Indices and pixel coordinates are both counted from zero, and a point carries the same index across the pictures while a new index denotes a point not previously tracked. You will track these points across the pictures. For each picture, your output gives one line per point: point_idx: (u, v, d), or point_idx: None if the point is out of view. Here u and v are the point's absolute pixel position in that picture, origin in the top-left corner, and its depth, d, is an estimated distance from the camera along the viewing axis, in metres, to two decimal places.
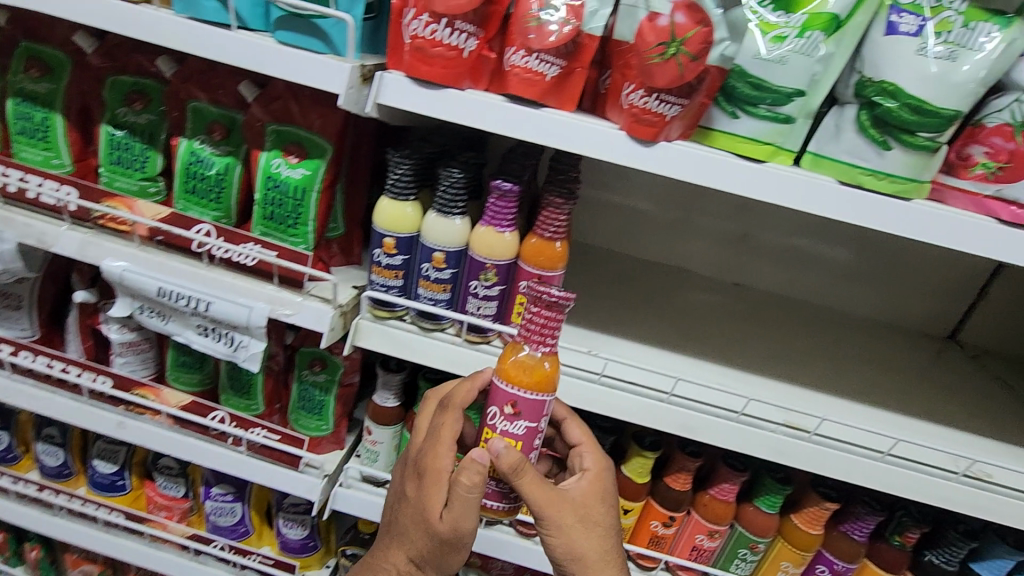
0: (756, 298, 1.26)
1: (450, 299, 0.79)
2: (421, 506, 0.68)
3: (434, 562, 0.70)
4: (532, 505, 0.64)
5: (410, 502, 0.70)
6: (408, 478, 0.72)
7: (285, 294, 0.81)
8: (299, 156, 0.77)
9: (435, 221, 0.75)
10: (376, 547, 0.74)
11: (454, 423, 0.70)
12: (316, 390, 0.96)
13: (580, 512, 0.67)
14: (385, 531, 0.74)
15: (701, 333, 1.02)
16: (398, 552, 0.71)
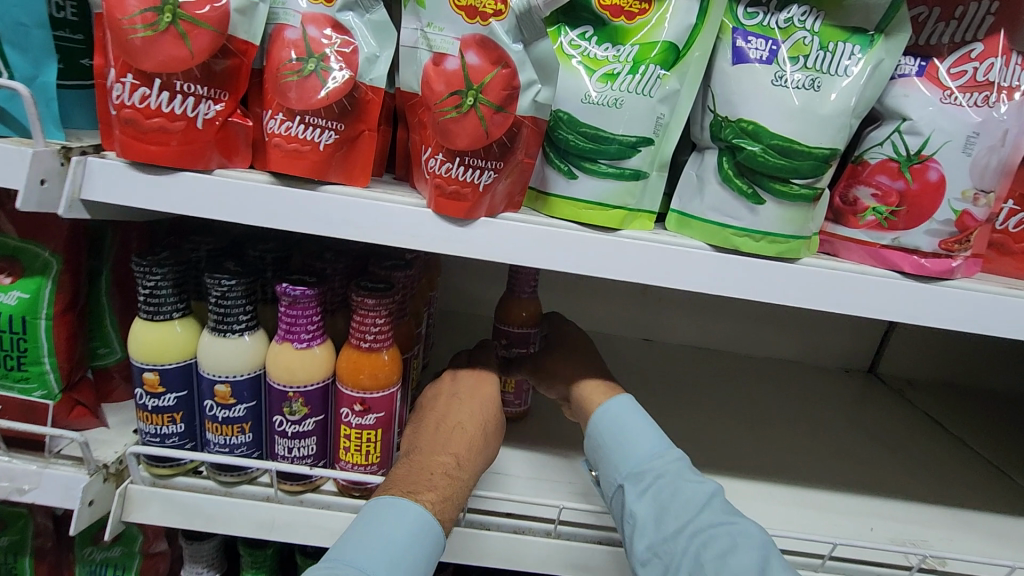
0: (668, 355, 1.14)
1: (252, 441, 0.59)
2: (473, 395, 0.63)
3: (484, 450, 0.60)
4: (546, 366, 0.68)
5: (463, 373, 0.66)
6: (443, 381, 0.66)
7: (17, 464, 0.57)
8: (12, 274, 0.56)
9: (211, 344, 0.55)
10: (419, 435, 0.59)
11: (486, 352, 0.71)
12: (108, 570, 0.72)
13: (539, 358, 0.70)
14: (420, 436, 0.59)
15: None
16: (454, 442, 0.57)
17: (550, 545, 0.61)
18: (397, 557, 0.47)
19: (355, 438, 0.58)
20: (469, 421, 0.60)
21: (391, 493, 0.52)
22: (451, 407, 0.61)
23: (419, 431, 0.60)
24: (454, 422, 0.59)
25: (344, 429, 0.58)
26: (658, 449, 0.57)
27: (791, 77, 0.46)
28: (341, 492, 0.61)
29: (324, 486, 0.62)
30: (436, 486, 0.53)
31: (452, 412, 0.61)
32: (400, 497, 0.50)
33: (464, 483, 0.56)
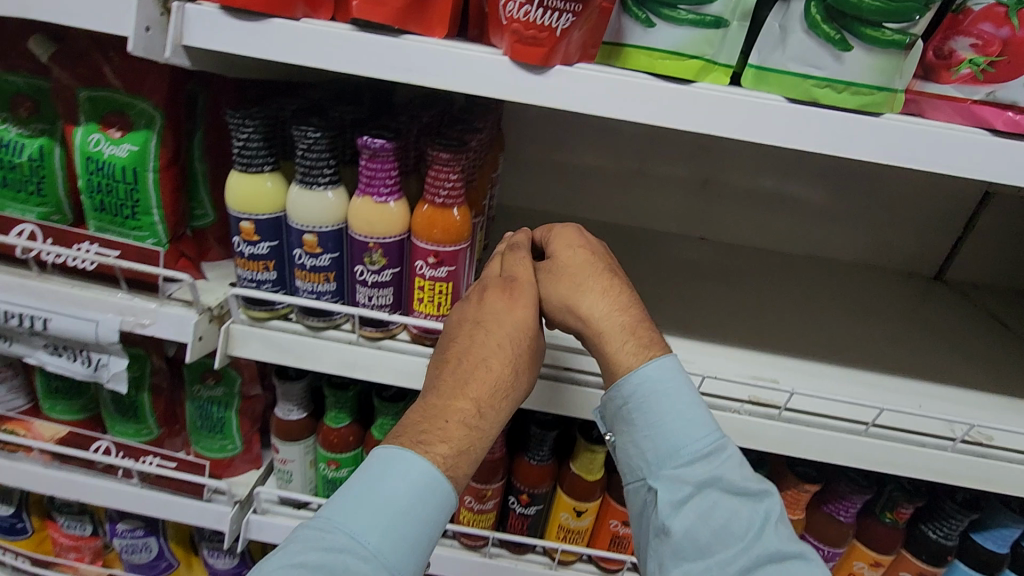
0: (723, 253, 1.12)
1: (336, 289, 0.65)
2: (495, 326, 0.56)
3: (508, 398, 0.54)
4: (550, 274, 0.59)
5: (491, 282, 0.60)
6: (471, 297, 0.59)
7: (139, 301, 0.66)
8: (122, 128, 0.62)
9: (299, 195, 0.60)
10: (443, 361, 0.55)
11: (511, 262, 0.61)
12: (214, 406, 0.83)
13: (547, 268, 0.60)
14: (445, 371, 0.54)
15: (656, 300, 0.88)
16: (475, 386, 0.53)
17: (603, 396, 0.65)
18: (404, 512, 0.47)
19: (429, 290, 0.63)
20: (489, 358, 0.54)
21: (399, 440, 0.50)
22: (477, 332, 0.55)
23: (445, 359, 0.55)
24: (479, 358, 0.54)
25: (418, 281, 0.63)
26: (699, 448, 0.54)
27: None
28: (415, 341, 0.68)
29: (399, 336, 0.68)
30: (450, 437, 0.50)
31: (483, 351, 0.54)
32: (406, 449, 0.49)
33: (483, 436, 0.52)
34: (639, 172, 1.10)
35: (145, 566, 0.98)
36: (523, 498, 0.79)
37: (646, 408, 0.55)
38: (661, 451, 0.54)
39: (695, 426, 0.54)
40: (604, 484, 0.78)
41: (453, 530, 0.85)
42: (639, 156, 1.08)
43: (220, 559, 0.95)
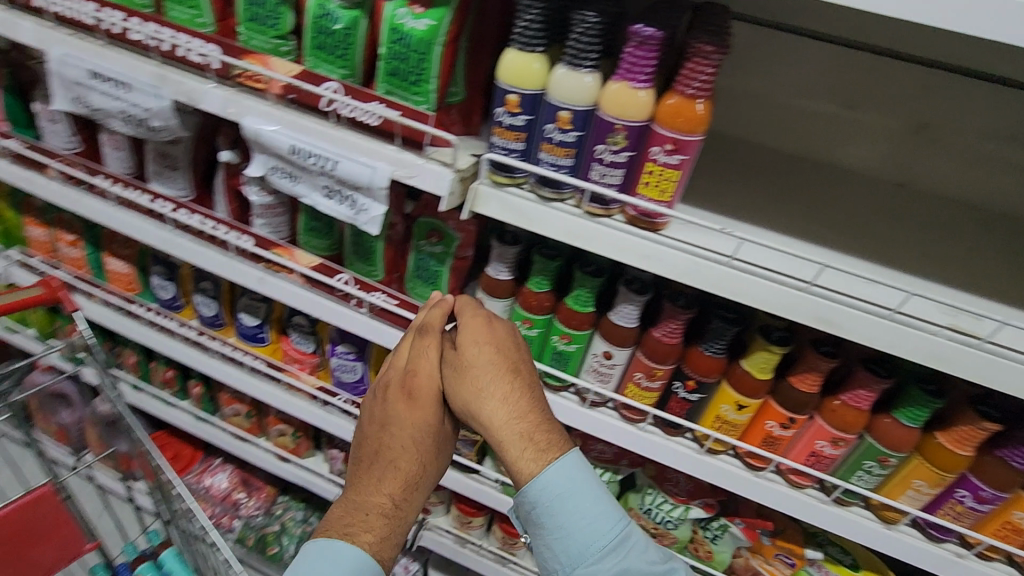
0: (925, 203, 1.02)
1: (573, 165, 0.74)
2: (402, 421, 0.80)
3: (410, 498, 0.80)
4: (455, 361, 0.79)
5: (391, 372, 0.83)
6: (380, 393, 0.83)
7: (406, 157, 0.81)
8: (424, 6, 0.75)
9: (563, 75, 0.69)
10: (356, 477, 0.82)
11: (429, 343, 0.82)
12: (433, 260, 0.98)
13: (457, 364, 0.79)
14: (371, 443, 0.81)
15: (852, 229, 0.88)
16: (390, 483, 0.79)
17: (801, 297, 0.70)
18: (352, 567, 0.75)
19: (657, 175, 0.70)
20: (387, 482, 0.79)
21: (330, 534, 0.78)
22: (387, 434, 0.81)
23: (374, 437, 0.81)
24: (389, 457, 0.80)
25: (650, 165, 0.70)
26: (591, 537, 0.76)
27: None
28: (630, 223, 0.76)
29: (614, 216, 0.77)
30: (373, 527, 0.78)
31: (381, 431, 0.81)
32: (336, 540, 0.77)
33: (402, 516, 0.80)
34: (836, 106, 1.03)
35: (349, 385, 1.21)
36: (689, 384, 0.87)
37: (581, 559, 0.76)
38: (565, 545, 0.77)
39: (569, 498, 0.76)
40: (769, 387, 0.84)
41: (614, 403, 0.97)
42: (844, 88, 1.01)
43: None
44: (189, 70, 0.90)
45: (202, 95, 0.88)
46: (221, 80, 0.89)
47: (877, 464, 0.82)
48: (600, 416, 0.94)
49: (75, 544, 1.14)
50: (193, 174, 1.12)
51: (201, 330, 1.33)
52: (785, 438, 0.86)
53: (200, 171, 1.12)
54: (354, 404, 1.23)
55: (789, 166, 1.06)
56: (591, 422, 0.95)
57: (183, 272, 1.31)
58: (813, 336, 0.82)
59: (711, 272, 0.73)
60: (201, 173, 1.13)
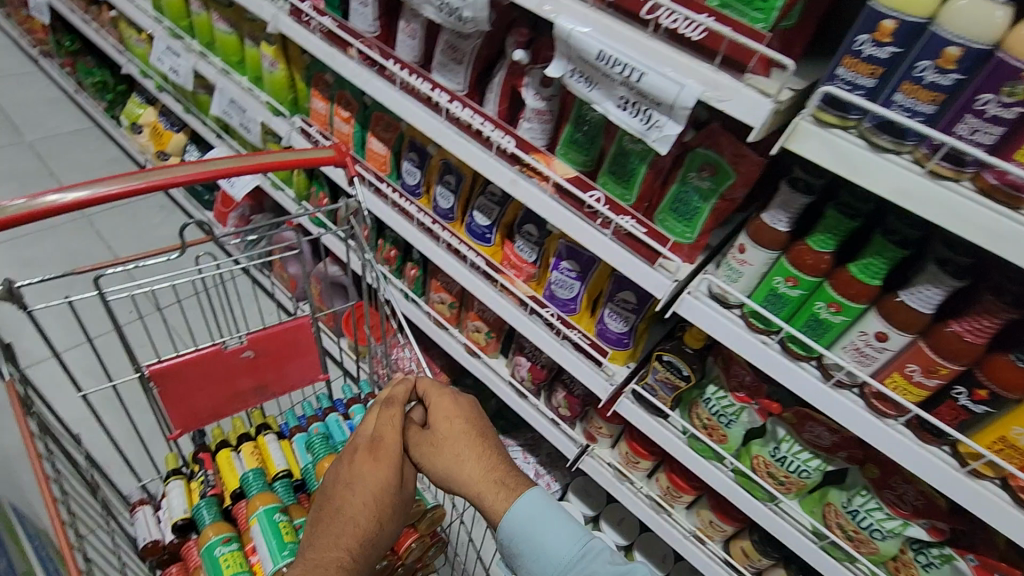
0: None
1: (933, 114, 0.65)
2: (372, 479, 0.86)
3: (379, 539, 0.85)
4: (426, 443, 0.92)
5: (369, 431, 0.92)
6: (348, 458, 0.89)
7: (723, 78, 0.77)
8: None
9: (969, 5, 0.59)
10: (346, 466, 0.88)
11: (394, 412, 0.92)
12: (697, 195, 0.94)
13: (438, 442, 0.92)
14: (342, 479, 0.87)
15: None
16: (351, 535, 0.82)
17: None
18: None
19: None
20: (373, 514, 0.84)
21: None
22: (348, 490, 0.86)
23: (347, 472, 0.88)
24: (354, 509, 0.84)
25: None
26: (564, 554, 0.83)
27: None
28: (982, 195, 0.65)
29: (960, 183, 0.67)
30: None
31: (354, 471, 0.87)
32: None
33: (360, 565, 0.82)
34: None
35: (560, 300, 1.25)
36: (978, 394, 0.76)
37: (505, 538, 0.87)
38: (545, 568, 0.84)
39: (535, 534, 0.84)
40: None
41: (861, 390, 0.88)
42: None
43: (618, 321, 1.18)
44: None
45: None
46: None
47: None
48: (842, 400, 0.87)
49: (315, 369, 1.33)
50: (473, 71, 1.18)
51: (434, 220, 1.44)
52: None
53: (479, 69, 1.18)
54: (559, 321, 1.27)
55: None
56: (830, 402, 0.88)
57: (431, 163, 1.42)
58: None
59: None
60: (479, 71, 1.19)
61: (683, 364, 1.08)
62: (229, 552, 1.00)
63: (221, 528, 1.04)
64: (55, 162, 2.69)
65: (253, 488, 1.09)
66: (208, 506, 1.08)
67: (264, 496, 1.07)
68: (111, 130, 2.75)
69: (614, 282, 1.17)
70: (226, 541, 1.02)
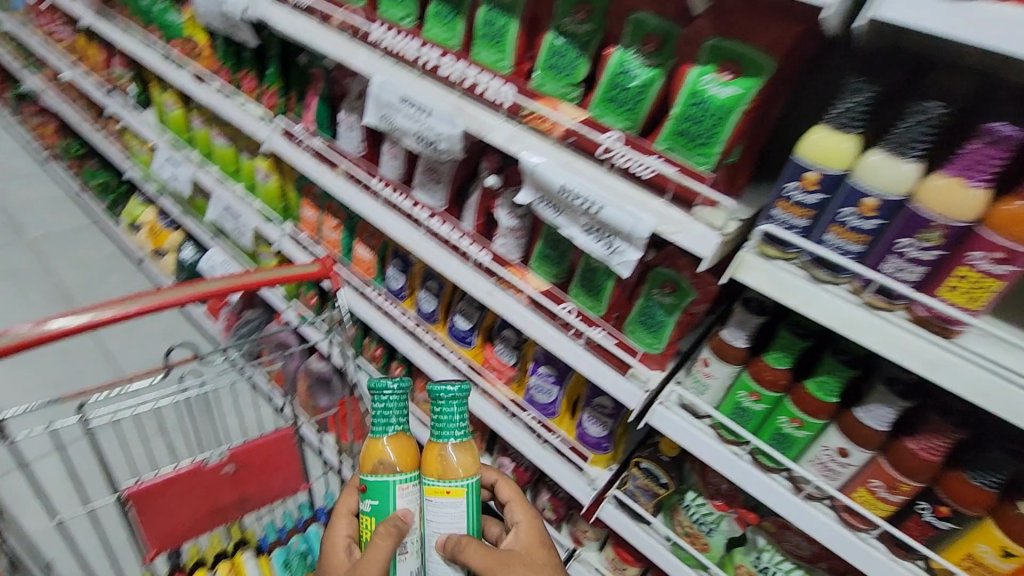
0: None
1: (861, 253, 0.71)
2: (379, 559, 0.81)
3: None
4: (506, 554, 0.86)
5: (342, 531, 0.93)
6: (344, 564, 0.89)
7: (674, 214, 0.84)
8: (734, 74, 0.75)
9: (879, 162, 0.65)
10: (336, 538, 0.93)
11: (364, 538, 0.90)
12: (660, 310, 0.99)
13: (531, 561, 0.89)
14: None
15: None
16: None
17: None
18: None
19: (971, 281, 0.64)
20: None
21: None
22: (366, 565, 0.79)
23: (362, 565, 0.79)
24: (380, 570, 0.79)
25: (964, 271, 0.64)
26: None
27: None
28: (913, 322, 0.70)
29: (895, 312, 0.71)
30: None
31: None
32: None
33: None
34: None
35: (540, 405, 1.27)
36: (941, 510, 0.78)
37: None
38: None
39: None
40: None
41: (832, 503, 0.89)
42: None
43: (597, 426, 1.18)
44: (482, 104, 1.02)
45: (491, 129, 0.99)
46: (510, 117, 0.99)
47: None
48: (816, 513, 0.87)
49: (297, 478, 1.33)
50: (451, 189, 1.26)
51: (417, 322, 1.48)
52: None
53: (457, 187, 1.25)
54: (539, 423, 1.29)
55: None
56: (805, 516, 0.88)
57: (414, 269, 1.48)
58: None
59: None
60: (457, 189, 1.26)
61: (661, 470, 1.11)
62: (400, 498, 0.87)
63: (409, 465, 0.88)
64: (54, 259, 2.76)
65: (463, 429, 0.85)
66: (398, 413, 0.90)
67: (473, 461, 0.85)
68: (111, 227, 2.84)
69: (590, 387, 1.20)
70: (411, 482, 0.87)
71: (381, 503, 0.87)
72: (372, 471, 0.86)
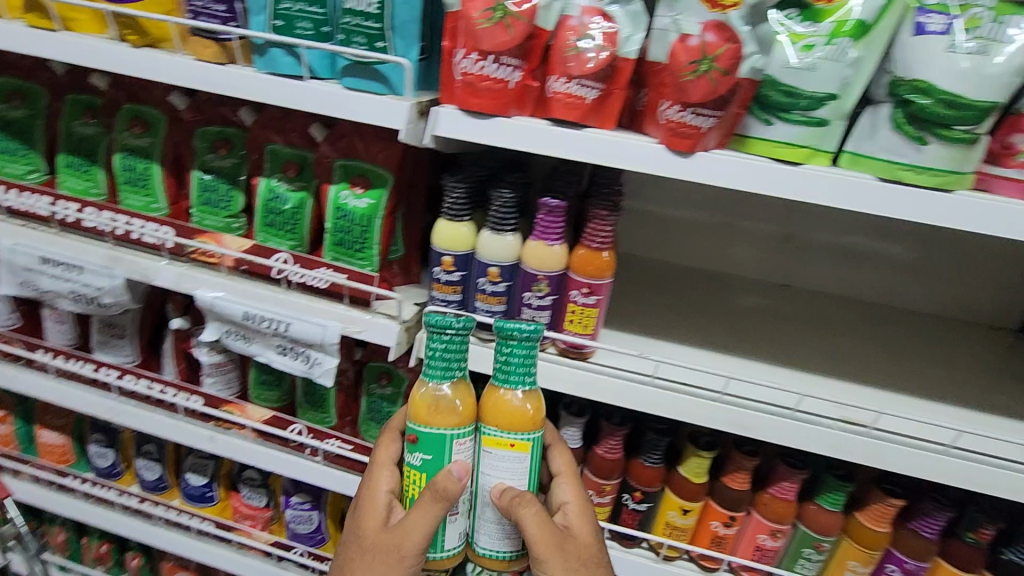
0: (832, 306, 1.17)
1: (505, 310, 0.84)
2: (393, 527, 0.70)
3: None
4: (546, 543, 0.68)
5: (375, 512, 0.73)
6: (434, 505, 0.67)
7: (355, 313, 0.89)
8: (364, 187, 0.85)
9: (489, 238, 0.81)
10: (375, 498, 0.74)
11: (391, 448, 0.79)
12: (384, 402, 1.03)
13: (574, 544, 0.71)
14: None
15: (764, 329, 1.03)
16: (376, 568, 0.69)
17: (716, 406, 0.80)
18: None
19: (580, 313, 0.82)
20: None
21: None
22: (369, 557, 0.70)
23: (402, 533, 0.68)
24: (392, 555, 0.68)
25: (571, 305, 0.82)
26: None
27: (939, 20, 0.60)
28: (560, 355, 0.86)
29: (547, 350, 0.87)
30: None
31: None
32: None
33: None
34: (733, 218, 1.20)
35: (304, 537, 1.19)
36: (637, 495, 0.93)
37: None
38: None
39: None
40: (708, 489, 0.91)
41: None
42: (694, 194, 1.17)
43: None
44: (141, 249, 0.96)
45: (156, 272, 0.94)
46: (175, 257, 0.95)
47: (814, 551, 0.88)
48: None
49: None
50: (140, 340, 1.14)
51: (141, 497, 1.26)
52: (730, 536, 0.91)
53: (146, 336, 1.14)
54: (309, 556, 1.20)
55: (673, 280, 1.18)
56: None
57: (123, 437, 1.27)
58: (736, 438, 0.91)
59: (642, 391, 0.82)
60: (147, 338, 1.15)
61: None
62: (434, 462, 0.70)
63: (466, 418, 0.69)
64: None
65: (536, 376, 0.69)
66: (456, 356, 0.68)
67: (542, 407, 0.69)
68: None
69: (349, 498, 1.16)
70: (424, 450, 0.69)
71: (434, 458, 0.70)
72: (422, 421, 0.68)
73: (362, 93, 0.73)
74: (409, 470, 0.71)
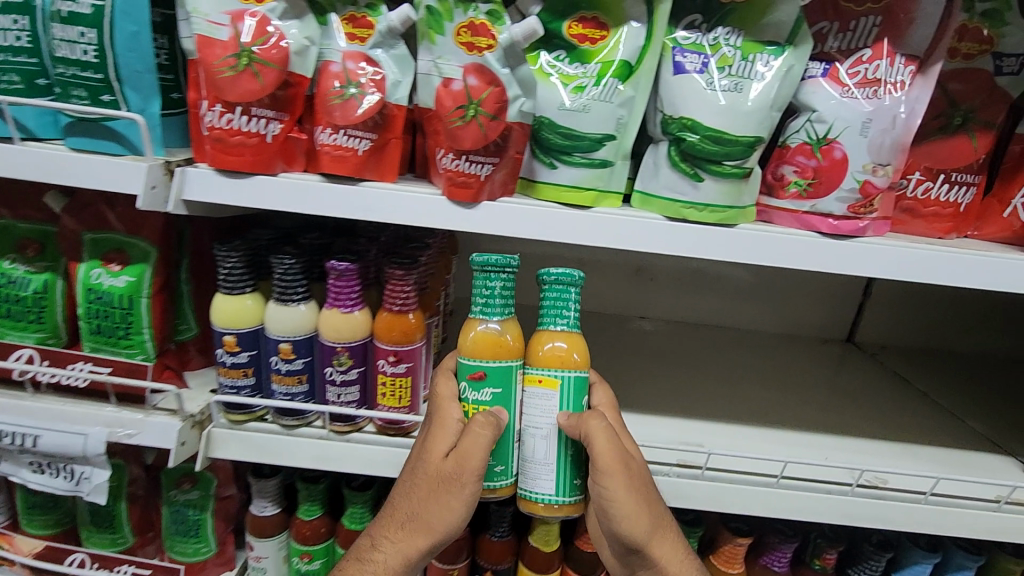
0: (679, 335, 1.19)
1: (308, 390, 0.74)
2: (421, 458, 0.62)
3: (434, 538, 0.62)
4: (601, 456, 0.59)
5: (437, 449, 0.61)
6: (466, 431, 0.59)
7: (126, 413, 0.73)
8: (121, 262, 0.71)
9: (276, 310, 0.70)
10: (444, 424, 0.62)
11: (447, 387, 0.65)
12: (190, 510, 0.86)
13: (627, 474, 0.61)
14: (376, 563, 0.63)
15: (611, 367, 1.01)
16: (399, 532, 0.63)
17: None
18: None
19: (391, 385, 0.73)
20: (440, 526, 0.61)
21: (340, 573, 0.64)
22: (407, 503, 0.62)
23: (457, 462, 0.59)
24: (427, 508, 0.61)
25: (381, 377, 0.73)
26: None
27: (694, 59, 0.61)
28: (379, 432, 0.76)
29: (364, 429, 0.77)
30: (403, 535, 0.63)
31: (458, 510, 0.61)
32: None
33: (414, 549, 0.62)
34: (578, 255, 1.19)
35: None
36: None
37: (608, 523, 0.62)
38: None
39: None
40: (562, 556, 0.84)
41: None
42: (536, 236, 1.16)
43: None
44: None
45: None
46: None
47: None
48: None
49: None
50: None
51: None
52: None
53: None
54: None
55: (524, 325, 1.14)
56: None
57: None
58: None
59: None
60: None
61: None
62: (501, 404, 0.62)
63: (501, 357, 0.62)
64: None
65: (572, 318, 0.62)
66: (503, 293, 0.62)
67: (587, 352, 0.62)
68: None
69: None
70: (493, 383, 0.62)
71: (505, 393, 0.62)
72: (470, 355, 0.62)
73: (87, 155, 0.61)
74: (465, 405, 0.63)
